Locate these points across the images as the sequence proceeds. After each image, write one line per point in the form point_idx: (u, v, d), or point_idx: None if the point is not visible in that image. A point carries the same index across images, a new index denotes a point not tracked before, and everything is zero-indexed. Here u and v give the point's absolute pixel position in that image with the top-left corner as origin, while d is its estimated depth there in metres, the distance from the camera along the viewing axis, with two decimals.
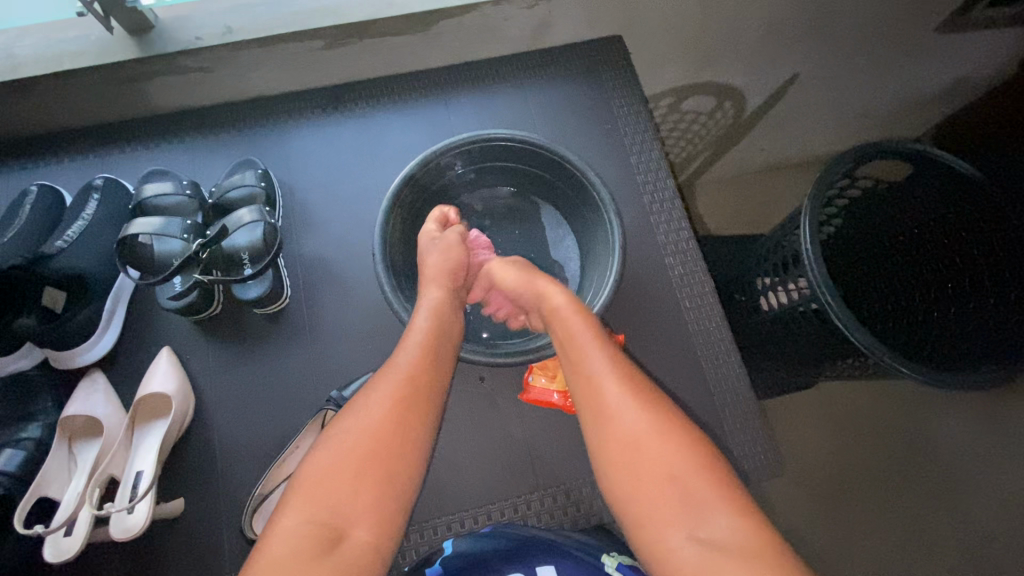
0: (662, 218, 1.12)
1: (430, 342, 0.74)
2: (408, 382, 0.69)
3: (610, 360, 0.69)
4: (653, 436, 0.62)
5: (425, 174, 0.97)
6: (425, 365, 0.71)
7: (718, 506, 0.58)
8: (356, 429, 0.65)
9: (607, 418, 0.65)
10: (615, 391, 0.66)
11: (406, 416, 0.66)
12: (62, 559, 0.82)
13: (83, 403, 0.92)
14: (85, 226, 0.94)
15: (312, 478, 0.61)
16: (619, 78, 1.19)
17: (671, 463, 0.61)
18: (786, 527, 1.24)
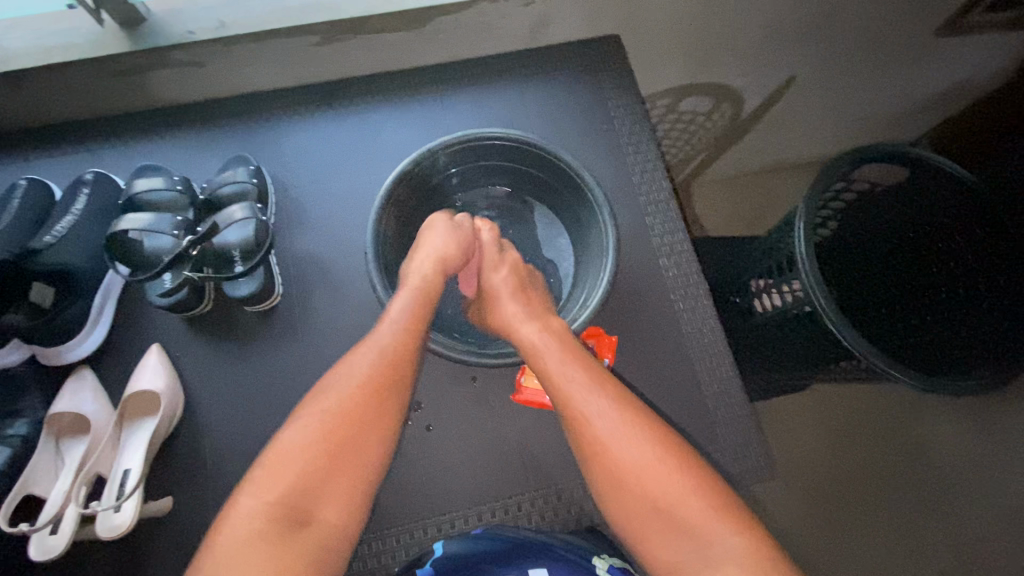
0: (657, 219, 1.11)
1: (407, 331, 0.79)
2: (382, 371, 0.74)
3: (604, 391, 0.75)
4: (641, 467, 0.68)
5: (419, 173, 0.96)
6: (402, 355, 0.76)
7: (717, 530, 0.64)
8: (325, 415, 0.70)
9: (599, 452, 0.71)
10: (610, 422, 0.72)
11: (375, 404, 0.72)
12: (48, 558, 0.81)
13: (71, 400, 0.91)
14: (74, 221, 0.93)
15: (280, 460, 0.67)
16: (617, 77, 1.18)
17: (662, 491, 0.67)
18: (778, 530, 1.24)
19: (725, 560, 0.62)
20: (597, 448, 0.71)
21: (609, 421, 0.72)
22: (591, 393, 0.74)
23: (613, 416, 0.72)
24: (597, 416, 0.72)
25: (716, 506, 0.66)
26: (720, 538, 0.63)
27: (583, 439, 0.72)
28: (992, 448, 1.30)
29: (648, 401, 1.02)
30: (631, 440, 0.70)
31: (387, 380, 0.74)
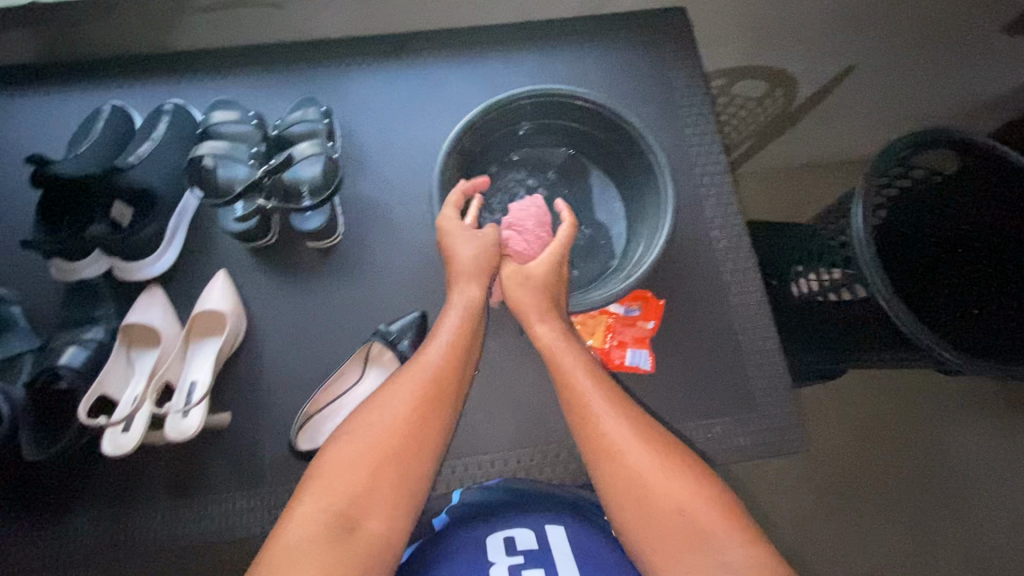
0: (711, 191, 1.12)
1: (448, 349, 0.80)
2: (427, 386, 0.75)
3: (613, 402, 0.76)
4: (654, 470, 0.69)
5: (485, 124, 0.99)
6: (442, 370, 0.78)
7: (727, 539, 0.64)
8: (375, 425, 0.71)
9: (614, 453, 0.71)
10: (624, 431, 0.72)
11: (421, 415, 0.73)
12: (118, 453, 0.85)
13: (142, 313, 0.96)
14: (153, 147, 0.98)
15: (332, 467, 0.68)
16: (679, 49, 1.19)
17: (671, 495, 0.67)
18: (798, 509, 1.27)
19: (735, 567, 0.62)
20: (611, 451, 0.71)
21: (623, 427, 0.73)
22: (605, 398, 0.76)
23: (628, 421, 0.74)
24: (613, 419, 0.73)
25: (726, 512, 0.66)
26: (736, 543, 0.63)
27: (598, 440, 0.73)
28: (1018, 453, 1.31)
29: (692, 369, 1.02)
30: (643, 447, 0.71)
31: (433, 395, 0.75)
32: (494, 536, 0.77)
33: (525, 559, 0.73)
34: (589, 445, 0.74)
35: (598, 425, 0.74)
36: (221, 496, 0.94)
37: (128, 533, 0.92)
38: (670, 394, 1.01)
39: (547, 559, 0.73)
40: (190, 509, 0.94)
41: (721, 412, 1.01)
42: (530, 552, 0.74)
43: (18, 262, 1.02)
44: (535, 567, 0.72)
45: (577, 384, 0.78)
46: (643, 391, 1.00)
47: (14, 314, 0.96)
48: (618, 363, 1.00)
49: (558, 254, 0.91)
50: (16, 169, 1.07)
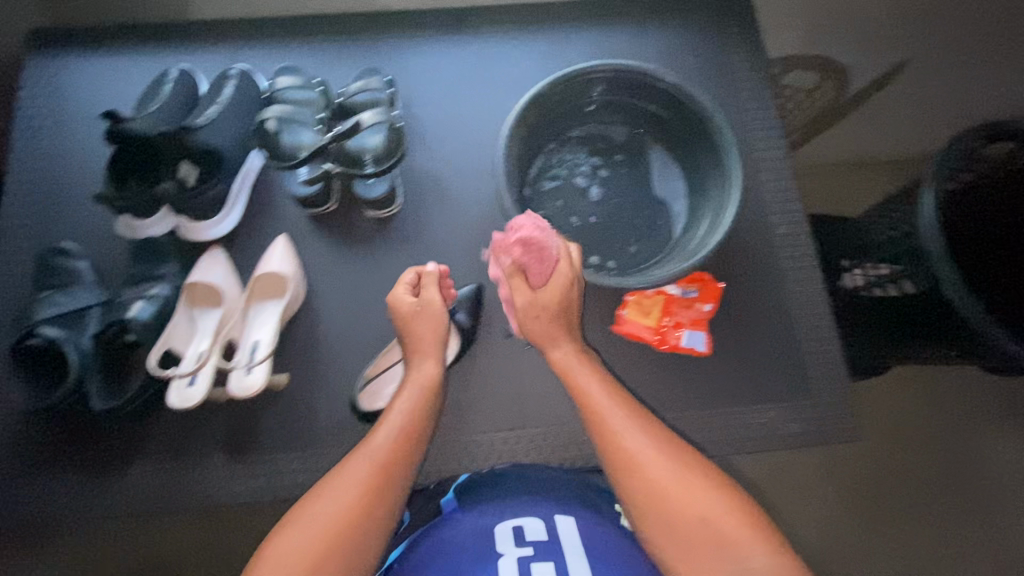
0: (772, 176, 1.10)
1: (408, 424, 0.72)
2: (381, 468, 0.67)
3: (634, 418, 0.71)
4: (676, 480, 0.66)
5: (551, 99, 0.98)
6: (399, 447, 0.70)
7: (750, 547, 0.62)
8: (321, 511, 0.63)
9: (635, 467, 0.67)
10: (644, 445, 0.69)
11: (374, 500, 0.65)
12: (185, 406, 0.88)
13: (206, 271, 0.97)
14: (220, 110, 0.99)
15: (271, 560, 0.60)
16: (740, 33, 1.18)
17: (692, 504, 0.65)
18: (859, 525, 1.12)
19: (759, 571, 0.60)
20: (632, 463, 0.68)
21: (645, 441, 0.69)
22: (622, 409, 0.72)
23: (649, 438, 0.69)
24: (633, 436, 0.69)
25: (749, 519, 0.64)
26: (759, 549, 0.61)
27: (618, 455, 0.69)
28: None
29: (747, 353, 1.01)
30: (664, 461, 0.67)
31: (384, 478, 0.67)
32: (504, 525, 0.75)
33: (535, 551, 0.70)
34: (611, 457, 0.70)
35: (619, 440, 0.70)
36: (277, 456, 0.96)
37: (187, 487, 0.94)
38: (723, 378, 1.00)
39: (556, 551, 0.70)
40: (247, 467, 0.95)
41: (776, 397, 1.00)
42: (540, 543, 0.72)
43: (85, 219, 1.03)
44: (545, 560, 0.69)
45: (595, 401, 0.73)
46: (697, 373, 1.00)
47: (82, 268, 0.98)
48: (673, 344, 1.01)
49: (569, 277, 0.83)
50: (84, 128, 1.08)
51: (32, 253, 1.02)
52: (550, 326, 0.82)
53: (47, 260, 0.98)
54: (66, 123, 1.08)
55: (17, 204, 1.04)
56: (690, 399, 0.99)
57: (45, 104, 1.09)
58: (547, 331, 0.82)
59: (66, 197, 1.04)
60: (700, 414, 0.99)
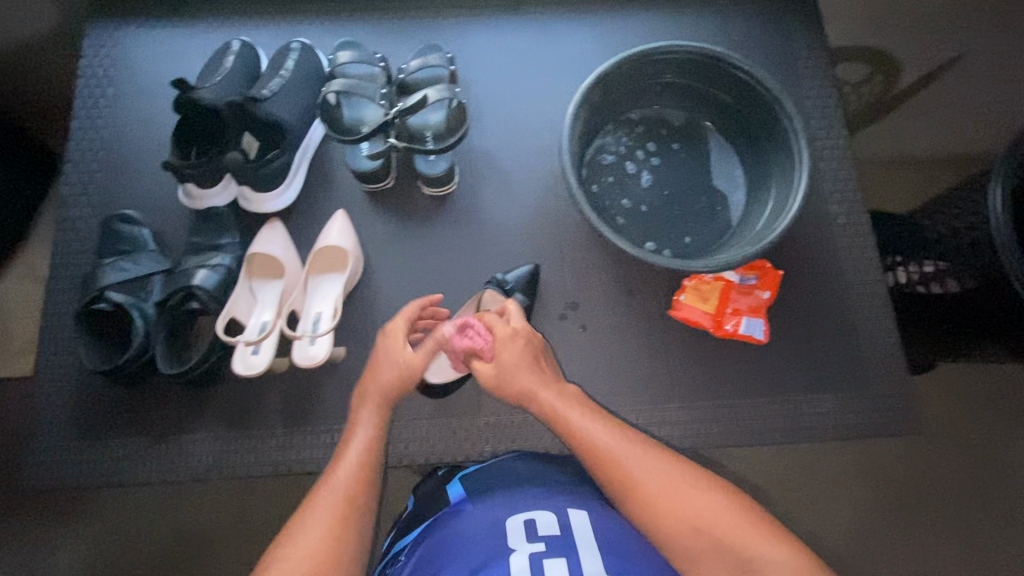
0: (832, 166, 1.09)
1: (365, 462, 0.72)
2: (345, 506, 0.67)
3: (618, 434, 0.73)
4: (668, 488, 0.68)
5: (615, 79, 0.98)
6: (359, 483, 0.70)
7: (755, 540, 0.63)
8: (291, 560, 0.62)
9: (630, 479, 0.69)
10: (633, 458, 0.70)
11: (343, 539, 0.65)
12: (251, 373, 0.89)
13: (267, 243, 0.98)
14: (282, 83, 0.99)
15: None
16: (802, 20, 1.16)
17: (699, 513, 0.66)
18: (898, 524, 1.10)
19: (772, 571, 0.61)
20: (632, 482, 0.69)
21: (633, 453, 0.71)
22: (607, 429, 0.74)
23: (635, 449, 0.72)
24: (621, 449, 0.71)
25: (747, 517, 0.65)
26: (769, 551, 0.63)
27: (609, 471, 0.70)
28: None
29: (802, 343, 1.01)
30: (654, 471, 0.69)
31: (349, 515, 0.67)
32: (514, 518, 0.71)
33: (547, 547, 0.66)
34: (603, 473, 0.71)
35: (609, 455, 0.71)
36: (333, 427, 0.96)
37: (244, 455, 0.95)
38: (778, 367, 1.00)
39: (570, 547, 0.66)
40: (303, 437, 0.96)
41: (831, 388, 0.99)
42: (552, 539, 0.68)
43: (148, 189, 1.04)
44: (558, 554, 0.65)
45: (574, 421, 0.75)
46: (752, 360, 1.00)
47: (144, 236, 0.98)
48: (732, 330, 1.00)
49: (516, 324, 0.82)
50: (146, 99, 1.09)
51: (96, 221, 1.03)
52: (528, 371, 0.79)
53: (111, 226, 0.99)
54: (128, 94, 1.09)
55: (80, 172, 1.05)
56: (743, 385, 0.99)
57: (107, 73, 1.09)
58: (525, 375, 0.79)
59: (129, 167, 1.05)
60: (753, 401, 0.99)
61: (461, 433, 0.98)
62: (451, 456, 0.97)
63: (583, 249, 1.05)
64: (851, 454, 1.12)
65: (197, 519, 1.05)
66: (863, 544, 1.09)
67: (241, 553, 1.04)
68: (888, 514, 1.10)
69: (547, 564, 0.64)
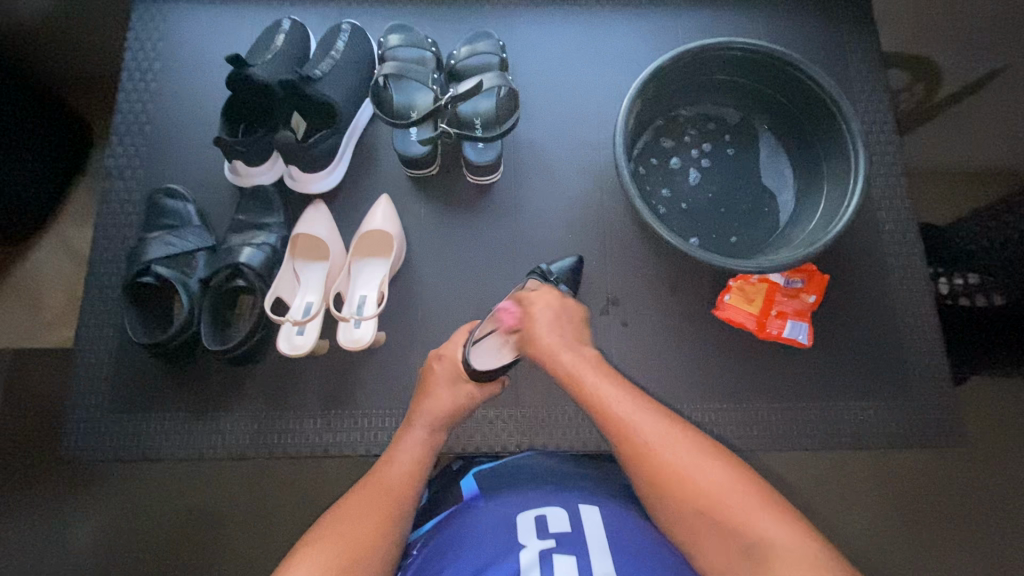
0: (881, 172, 1.08)
1: (416, 464, 0.75)
2: (393, 499, 0.70)
3: (644, 407, 0.71)
4: (688, 465, 0.65)
5: (670, 72, 0.96)
6: (408, 482, 0.73)
7: (772, 528, 0.60)
8: (339, 534, 0.65)
9: (648, 451, 0.67)
10: (654, 431, 0.68)
11: (386, 526, 0.67)
12: (297, 352, 0.89)
13: (309, 225, 0.97)
14: (333, 64, 0.99)
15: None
16: (856, 23, 1.14)
17: (711, 491, 0.63)
18: (920, 538, 1.04)
19: (782, 557, 0.58)
20: (647, 452, 0.67)
21: (654, 424, 0.69)
22: (632, 402, 0.72)
23: (656, 420, 0.70)
24: (642, 418, 0.70)
25: (769, 506, 0.62)
26: (778, 538, 0.59)
27: (628, 442, 0.68)
28: None
29: (845, 349, 1.00)
30: (675, 446, 0.67)
31: (394, 508, 0.69)
32: (525, 515, 0.69)
33: (557, 544, 0.64)
34: (623, 445, 0.69)
35: (629, 424, 0.70)
36: (372, 412, 0.96)
37: (282, 436, 0.95)
38: (819, 372, 0.99)
39: (581, 545, 0.64)
40: (341, 420, 0.96)
41: (873, 395, 0.98)
42: (563, 535, 0.65)
43: (194, 165, 1.04)
44: (568, 553, 0.63)
45: (598, 389, 0.74)
46: (796, 364, 0.99)
47: (189, 212, 0.98)
48: (775, 334, 0.99)
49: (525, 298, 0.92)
50: (193, 75, 1.08)
51: (142, 195, 1.03)
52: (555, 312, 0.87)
53: (156, 201, 0.99)
54: (175, 69, 1.08)
55: (126, 145, 1.05)
56: (782, 389, 0.98)
57: (154, 47, 1.09)
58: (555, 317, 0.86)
59: (174, 142, 1.05)
60: (791, 406, 0.98)
61: (497, 425, 0.97)
62: (487, 447, 0.96)
63: (628, 245, 1.04)
64: (876, 464, 1.07)
65: (215, 498, 1.04)
66: (884, 558, 1.03)
67: (257, 534, 1.03)
68: (911, 527, 1.05)
69: (556, 562, 0.62)
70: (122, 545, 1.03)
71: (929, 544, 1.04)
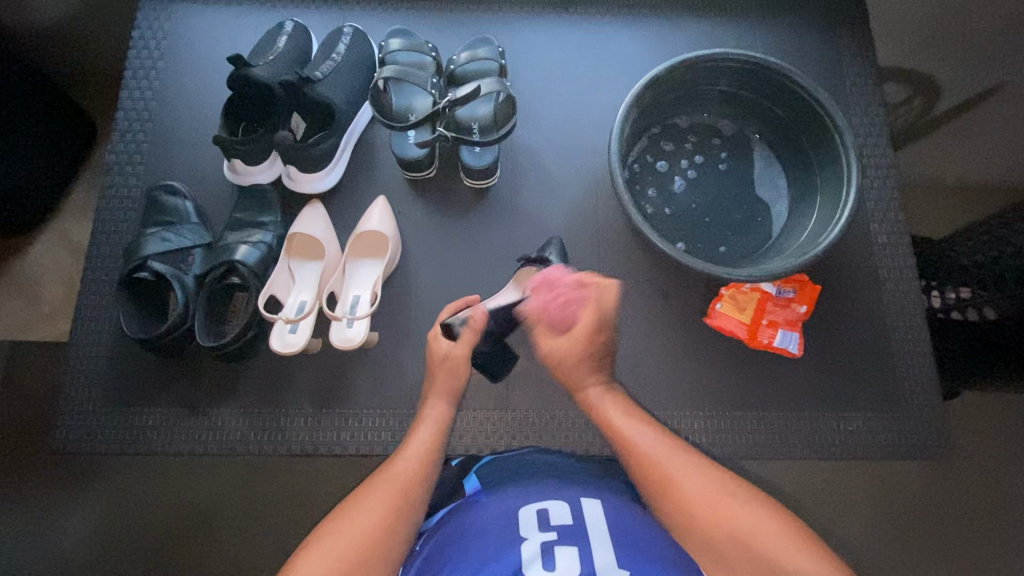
0: (875, 185, 1.08)
1: (423, 458, 0.73)
2: (400, 493, 0.67)
3: (664, 441, 0.73)
4: (710, 496, 0.66)
5: (667, 81, 0.97)
6: (417, 475, 0.71)
7: (795, 556, 0.60)
8: (349, 529, 0.63)
9: (670, 482, 0.68)
10: (673, 464, 0.69)
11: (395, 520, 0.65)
12: (289, 350, 0.90)
13: (304, 224, 0.98)
14: (334, 67, 1.00)
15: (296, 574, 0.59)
16: (853, 37, 1.16)
17: (737, 522, 0.63)
18: (909, 550, 1.04)
19: None
20: (666, 481, 0.68)
21: (672, 452, 0.71)
22: (653, 435, 0.74)
23: (675, 451, 0.71)
24: (660, 448, 0.72)
25: (794, 534, 0.62)
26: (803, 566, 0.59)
27: (650, 472, 0.69)
28: None
29: (836, 360, 1.01)
30: (696, 476, 0.68)
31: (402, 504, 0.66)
32: (527, 509, 0.68)
33: (558, 536, 0.63)
34: (641, 475, 0.70)
35: (644, 453, 0.72)
36: (363, 411, 0.96)
37: (272, 434, 0.95)
38: (809, 381, 1.00)
39: (582, 536, 0.63)
40: (331, 419, 0.96)
41: (863, 406, 0.99)
42: (564, 528, 0.65)
43: (193, 164, 1.05)
44: (569, 544, 0.62)
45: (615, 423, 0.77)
46: (787, 373, 1.00)
47: (187, 209, 0.99)
48: (766, 343, 1.00)
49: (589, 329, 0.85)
50: (195, 74, 1.09)
51: (141, 191, 1.04)
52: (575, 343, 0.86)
53: (156, 197, 1.00)
54: (178, 67, 1.09)
55: (127, 141, 1.06)
56: (773, 398, 0.99)
57: (159, 46, 1.10)
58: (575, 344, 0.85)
59: (174, 140, 1.06)
60: (782, 415, 0.98)
61: (487, 428, 0.98)
62: (476, 449, 0.96)
63: (621, 252, 1.04)
64: (868, 476, 1.07)
65: (205, 495, 1.04)
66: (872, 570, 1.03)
67: (247, 531, 1.03)
68: (901, 540, 1.05)
69: (557, 554, 0.61)
70: (111, 540, 1.03)
71: (917, 557, 1.04)
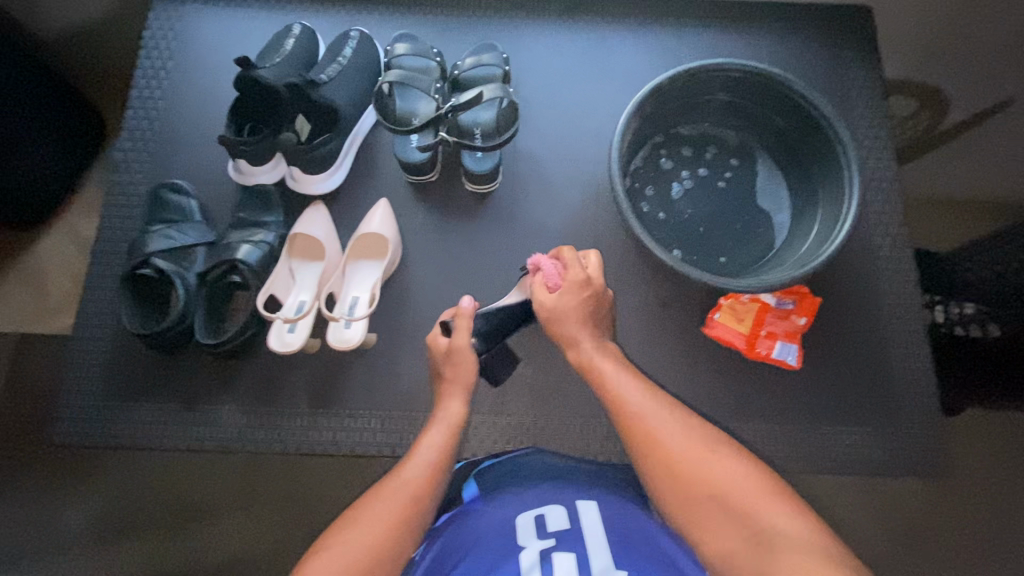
0: (878, 198, 1.08)
1: (435, 466, 0.69)
2: (408, 504, 0.64)
3: (649, 392, 0.71)
4: (691, 451, 0.64)
5: (670, 89, 0.97)
6: (427, 481, 0.67)
7: (772, 508, 0.58)
8: (355, 539, 0.60)
9: (651, 433, 0.66)
10: (656, 415, 0.67)
11: (401, 530, 0.62)
12: (288, 350, 0.91)
13: (305, 224, 0.99)
14: (339, 70, 1.01)
15: None
16: (860, 49, 1.15)
17: (718, 478, 0.61)
18: (905, 568, 1.03)
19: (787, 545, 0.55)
20: (647, 434, 0.66)
21: (653, 398, 0.70)
22: (637, 386, 0.72)
23: (655, 400, 0.70)
24: (642, 397, 0.70)
25: (773, 489, 0.60)
26: (782, 522, 0.57)
27: (633, 421, 0.68)
28: None
29: (835, 373, 1.00)
30: (677, 427, 0.66)
31: (410, 514, 0.63)
32: (525, 515, 0.68)
33: (558, 541, 0.64)
34: (625, 428, 0.68)
35: (625, 400, 0.70)
36: (358, 413, 0.97)
37: (268, 433, 0.96)
38: (807, 393, 0.99)
39: (581, 542, 0.64)
40: (327, 420, 0.96)
41: (862, 420, 0.98)
42: (562, 533, 0.65)
43: (198, 163, 1.07)
44: (568, 551, 0.63)
45: (599, 369, 0.75)
46: (785, 386, 0.99)
47: (191, 207, 1.01)
48: (764, 354, 0.99)
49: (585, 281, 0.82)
50: (203, 74, 1.11)
51: (147, 189, 1.06)
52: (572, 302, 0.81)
53: (160, 194, 1.01)
54: (186, 68, 1.11)
55: (135, 139, 1.08)
56: (770, 409, 0.98)
57: (169, 46, 1.12)
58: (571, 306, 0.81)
59: (181, 139, 1.08)
60: (779, 427, 0.97)
61: (482, 432, 0.98)
62: (471, 453, 0.97)
63: (620, 260, 1.05)
64: (864, 491, 1.06)
65: (200, 491, 1.05)
66: None
67: (240, 530, 1.03)
68: (898, 558, 1.03)
69: (556, 561, 0.61)
70: (107, 533, 1.04)
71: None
